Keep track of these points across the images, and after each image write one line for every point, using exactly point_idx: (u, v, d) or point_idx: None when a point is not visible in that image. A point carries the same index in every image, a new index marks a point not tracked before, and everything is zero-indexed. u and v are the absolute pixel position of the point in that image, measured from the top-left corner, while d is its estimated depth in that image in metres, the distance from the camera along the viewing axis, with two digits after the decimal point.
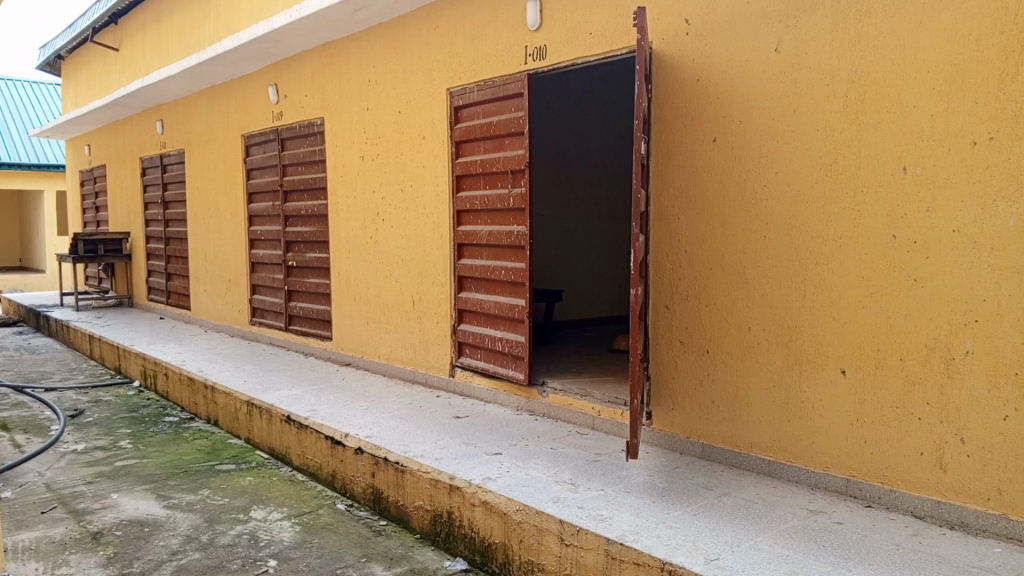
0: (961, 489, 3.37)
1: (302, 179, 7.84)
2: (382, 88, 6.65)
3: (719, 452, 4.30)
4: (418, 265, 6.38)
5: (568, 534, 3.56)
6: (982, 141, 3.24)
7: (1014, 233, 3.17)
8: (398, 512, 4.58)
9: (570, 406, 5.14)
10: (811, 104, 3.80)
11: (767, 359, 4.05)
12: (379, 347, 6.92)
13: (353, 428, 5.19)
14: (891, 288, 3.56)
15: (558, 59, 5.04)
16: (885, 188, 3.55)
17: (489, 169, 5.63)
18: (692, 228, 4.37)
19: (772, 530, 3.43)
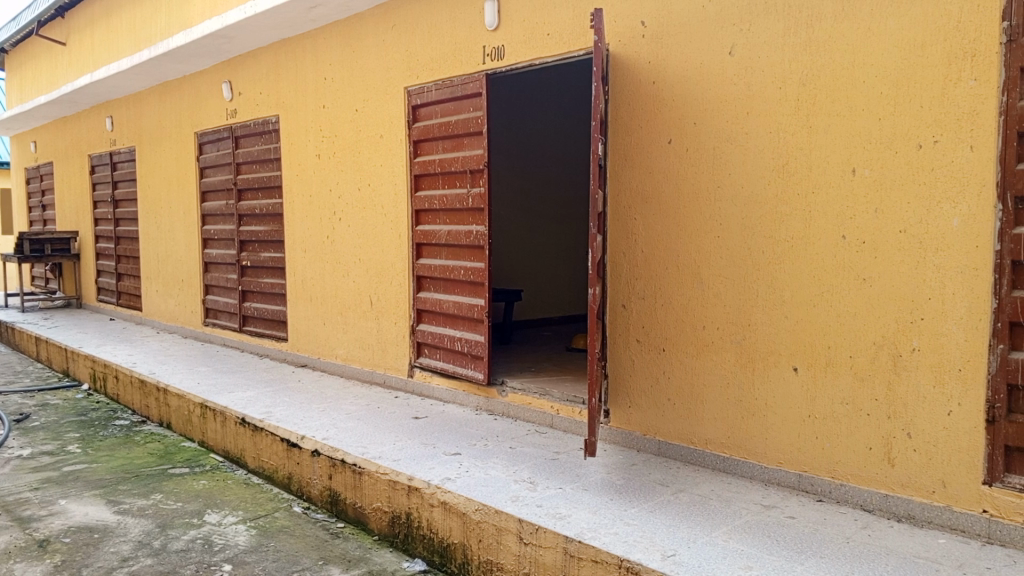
0: (908, 482, 3.47)
1: (256, 177, 7.74)
2: (339, 86, 6.59)
3: (675, 449, 4.35)
4: (375, 265, 6.34)
5: (526, 533, 3.57)
6: (927, 143, 3.34)
7: (957, 233, 3.28)
8: (355, 514, 4.54)
9: (529, 405, 5.16)
10: (764, 106, 3.88)
11: (722, 357, 4.12)
12: (336, 348, 6.85)
13: (309, 430, 5.13)
14: (841, 287, 3.64)
15: (517, 59, 5.05)
16: (835, 189, 3.64)
17: (448, 168, 5.62)
18: (649, 228, 4.42)
19: (727, 525, 3.48)
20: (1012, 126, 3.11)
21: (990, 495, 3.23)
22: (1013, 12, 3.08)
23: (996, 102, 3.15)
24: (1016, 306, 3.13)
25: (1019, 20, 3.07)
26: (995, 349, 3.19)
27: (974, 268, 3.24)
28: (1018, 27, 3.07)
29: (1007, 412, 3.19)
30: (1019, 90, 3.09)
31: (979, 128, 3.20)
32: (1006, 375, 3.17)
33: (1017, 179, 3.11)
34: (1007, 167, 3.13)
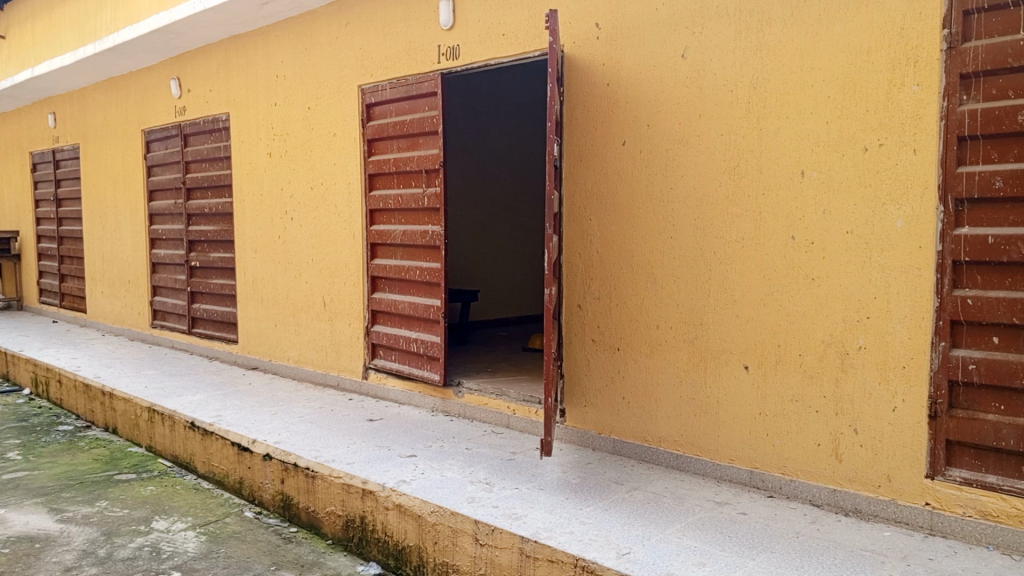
0: (855, 477, 3.55)
1: (206, 176, 7.58)
2: (291, 84, 6.49)
3: (630, 447, 4.38)
4: (329, 265, 6.26)
5: (482, 534, 3.56)
6: (872, 146, 3.43)
7: (901, 234, 3.37)
8: (308, 518, 4.47)
9: (485, 406, 5.15)
10: (715, 109, 3.93)
11: (675, 356, 4.16)
12: (289, 350, 6.75)
13: (261, 433, 5.04)
14: (791, 287, 3.72)
15: (472, 59, 5.04)
16: (786, 190, 3.71)
17: (403, 168, 5.57)
18: (604, 229, 4.45)
19: (681, 522, 3.52)
20: (953, 130, 3.20)
21: (932, 488, 3.33)
22: (954, 20, 3.18)
23: (938, 107, 3.24)
24: (956, 305, 3.24)
25: (959, 28, 3.17)
26: (937, 346, 3.29)
27: (917, 268, 3.33)
28: (958, 34, 3.17)
29: (949, 408, 3.29)
30: (959, 95, 3.19)
31: (922, 132, 3.29)
32: (947, 371, 3.27)
33: (958, 182, 3.21)
34: (948, 170, 3.23)
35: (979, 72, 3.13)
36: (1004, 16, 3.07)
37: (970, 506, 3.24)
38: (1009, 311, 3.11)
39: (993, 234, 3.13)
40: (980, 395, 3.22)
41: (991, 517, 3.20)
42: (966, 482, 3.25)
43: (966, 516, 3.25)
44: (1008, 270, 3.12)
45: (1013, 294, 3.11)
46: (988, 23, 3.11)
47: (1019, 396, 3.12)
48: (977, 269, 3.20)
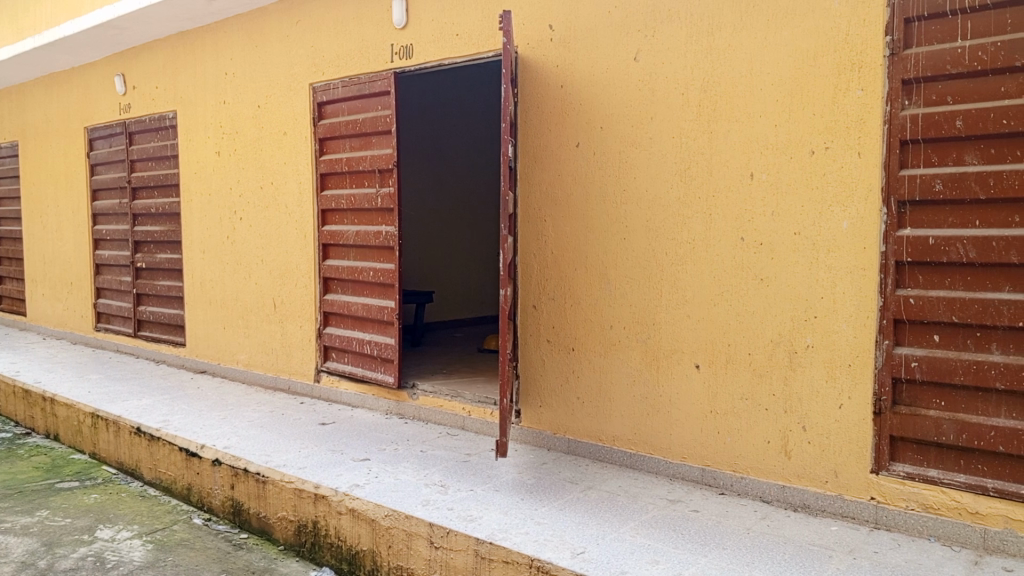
0: (803, 473, 3.62)
1: (152, 175, 7.39)
2: (240, 82, 6.37)
3: (584, 447, 4.40)
4: (279, 266, 6.16)
5: (437, 536, 3.54)
6: (819, 150, 3.50)
7: (846, 236, 3.45)
8: (259, 524, 4.39)
9: (440, 408, 5.12)
10: (667, 111, 3.98)
11: (628, 356, 4.20)
12: (238, 353, 6.62)
13: (210, 438, 4.94)
14: (741, 287, 3.78)
15: (425, 59, 5.01)
16: (735, 192, 3.77)
17: (356, 168, 5.51)
18: (558, 229, 4.46)
19: (635, 521, 3.55)
20: (896, 134, 3.29)
21: (877, 483, 3.42)
22: (895, 27, 3.27)
23: (881, 111, 3.33)
24: (899, 304, 3.33)
25: (900, 35, 3.26)
26: (881, 345, 3.38)
27: (862, 268, 3.41)
28: (899, 41, 3.26)
29: (893, 404, 3.37)
30: (901, 100, 3.29)
31: (866, 135, 3.37)
32: (891, 369, 3.36)
33: (900, 185, 3.29)
34: (891, 173, 3.32)
35: (919, 78, 3.23)
36: (943, 24, 3.17)
37: (913, 500, 3.33)
38: (949, 310, 3.21)
39: (934, 235, 3.23)
40: (922, 392, 3.31)
41: (932, 510, 3.29)
42: (909, 477, 3.35)
43: (909, 509, 3.34)
44: (947, 270, 3.22)
45: (953, 293, 3.21)
46: (928, 31, 3.21)
47: (958, 392, 3.22)
48: (918, 269, 3.29)
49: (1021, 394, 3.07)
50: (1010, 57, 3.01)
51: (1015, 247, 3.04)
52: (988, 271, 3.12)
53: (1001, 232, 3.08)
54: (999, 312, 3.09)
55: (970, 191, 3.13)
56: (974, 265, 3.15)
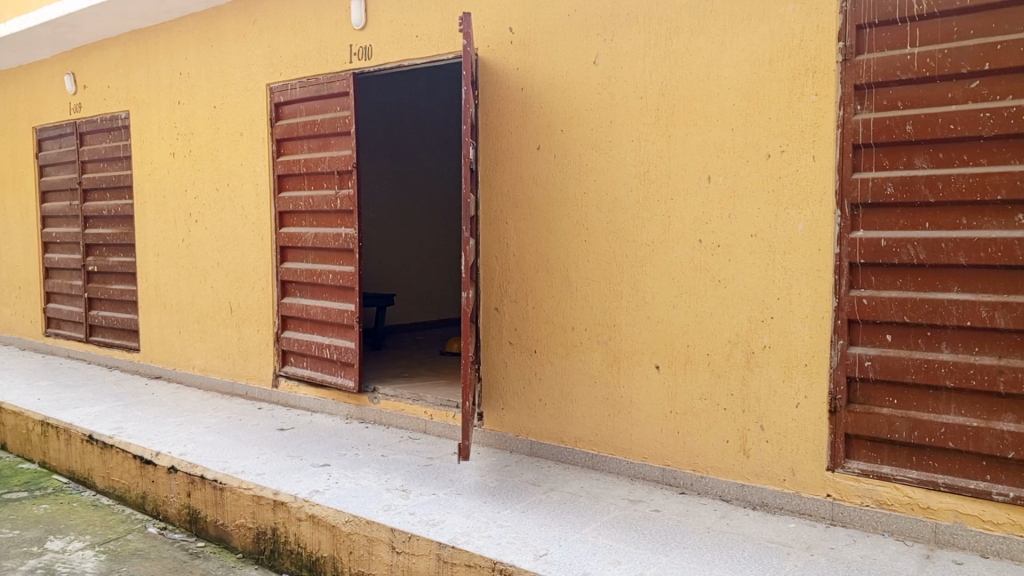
0: (761, 471, 3.68)
1: (104, 176, 7.22)
2: (195, 82, 6.25)
3: (547, 448, 4.41)
4: (236, 269, 6.06)
5: (398, 542, 3.51)
6: (775, 153, 3.56)
7: (801, 237, 3.51)
8: (217, 532, 4.31)
9: (401, 411, 5.09)
10: (626, 115, 4.01)
11: (589, 358, 4.21)
12: (194, 358, 6.49)
13: (166, 445, 4.83)
14: (700, 289, 3.82)
15: (384, 60, 4.98)
16: (693, 195, 3.81)
17: (314, 169, 5.45)
18: (519, 232, 4.46)
19: (597, 521, 3.56)
20: (849, 138, 3.36)
21: (833, 480, 3.48)
22: (847, 33, 3.34)
23: (834, 116, 3.40)
24: (853, 304, 3.40)
25: (852, 41, 3.33)
26: (836, 344, 3.44)
27: (817, 269, 3.48)
28: (852, 47, 3.33)
29: (847, 403, 3.44)
30: (854, 105, 3.36)
31: (820, 140, 3.44)
32: (845, 368, 3.42)
33: (853, 188, 3.36)
34: (845, 177, 3.39)
35: (871, 84, 3.30)
36: (892, 32, 3.25)
37: (867, 496, 3.40)
38: (901, 310, 3.28)
39: (886, 237, 3.30)
40: (876, 390, 3.39)
41: (886, 505, 3.37)
42: (863, 473, 3.42)
43: (863, 505, 3.41)
44: (899, 271, 3.30)
45: (904, 294, 3.28)
46: (879, 38, 3.28)
47: (909, 390, 3.30)
48: (871, 270, 3.37)
49: (969, 392, 3.15)
50: (956, 64, 3.10)
51: (963, 248, 3.12)
52: (938, 271, 3.21)
53: (949, 233, 3.16)
54: (948, 312, 3.17)
55: (919, 194, 3.21)
56: (924, 266, 3.23)
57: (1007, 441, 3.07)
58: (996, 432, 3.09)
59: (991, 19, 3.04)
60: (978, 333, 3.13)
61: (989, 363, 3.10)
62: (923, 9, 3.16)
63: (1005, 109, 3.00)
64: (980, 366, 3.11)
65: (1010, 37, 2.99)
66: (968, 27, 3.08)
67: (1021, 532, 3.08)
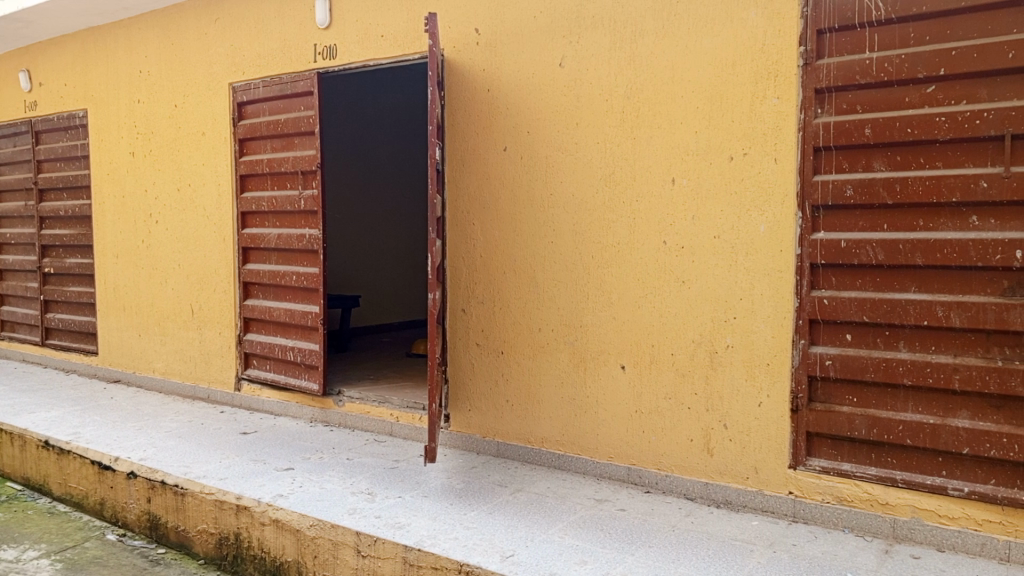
0: (725, 469, 3.72)
1: (60, 176, 7.05)
2: (156, 80, 6.14)
3: (513, 449, 4.41)
4: (197, 271, 5.96)
5: (364, 545, 3.48)
6: (737, 156, 3.60)
7: (763, 239, 3.56)
8: (178, 538, 4.23)
9: (367, 414, 5.04)
10: (592, 117, 4.03)
11: (556, 358, 4.22)
12: (155, 362, 6.37)
13: (125, 451, 4.73)
14: (664, 289, 3.85)
15: (349, 60, 4.94)
16: (657, 197, 3.84)
17: (277, 169, 5.38)
18: (486, 232, 4.46)
19: (563, 521, 3.57)
20: (810, 141, 3.42)
21: (795, 477, 3.54)
22: (808, 38, 3.40)
23: (795, 119, 3.45)
24: (814, 305, 3.45)
25: (813, 46, 3.39)
26: (798, 344, 3.50)
27: (779, 270, 3.53)
28: (812, 52, 3.39)
29: (809, 401, 3.50)
30: (814, 108, 3.41)
31: (781, 143, 3.49)
32: (807, 367, 3.48)
33: (814, 190, 3.42)
34: (806, 179, 3.44)
35: (831, 88, 3.36)
36: (852, 37, 3.31)
37: (828, 493, 3.46)
38: (861, 310, 3.34)
39: (846, 238, 3.36)
40: (836, 388, 3.45)
41: (846, 502, 3.42)
42: (824, 471, 3.47)
43: (824, 502, 3.47)
44: (858, 271, 3.36)
45: (864, 294, 3.34)
46: (838, 43, 3.34)
47: (869, 388, 3.36)
48: (831, 271, 3.42)
49: (926, 389, 3.22)
50: (913, 69, 3.16)
51: (920, 249, 3.19)
52: (895, 272, 3.27)
53: (906, 234, 3.23)
54: (906, 312, 3.23)
55: (878, 196, 3.27)
56: (883, 266, 3.29)
57: (961, 438, 3.14)
58: (952, 429, 3.16)
59: (946, 25, 3.11)
60: (935, 332, 3.20)
61: (945, 361, 3.17)
62: (881, 15, 3.22)
63: (960, 112, 3.08)
64: (936, 364, 3.18)
65: (965, 43, 3.06)
66: (924, 33, 3.15)
67: (975, 526, 3.15)
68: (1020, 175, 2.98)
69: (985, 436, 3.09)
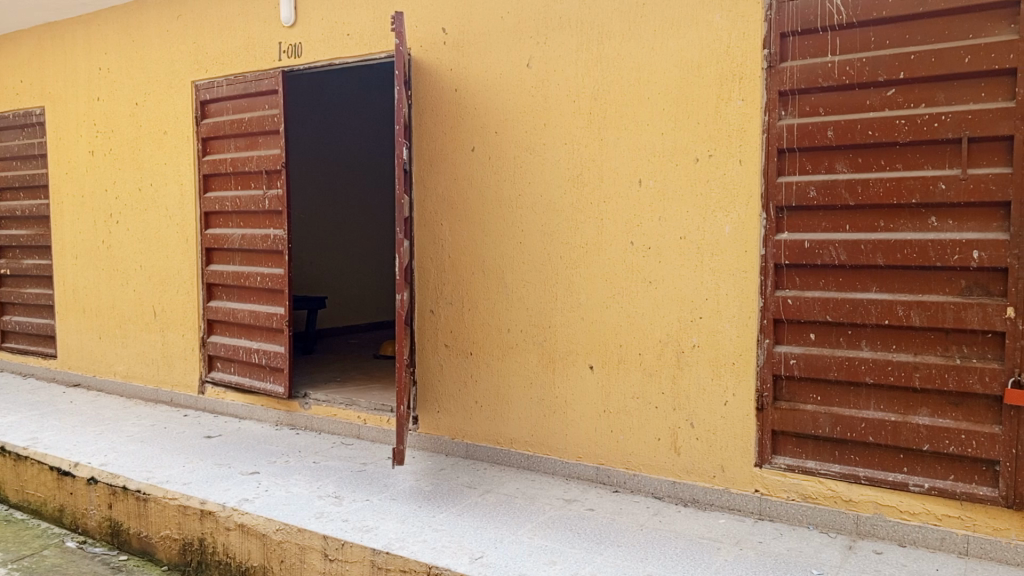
0: (692, 468, 3.75)
1: (17, 175, 6.88)
2: (116, 77, 6.02)
3: (482, 451, 4.40)
4: (160, 272, 5.85)
5: (331, 549, 3.44)
6: (703, 157, 3.63)
7: (728, 240, 3.59)
8: (140, 545, 4.15)
9: (333, 417, 5.00)
10: (559, 118, 4.03)
11: (525, 358, 4.22)
12: (115, 365, 6.24)
13: (85, 456, 4.63)
14: (631, 289, 3.87)
15: (315, 59, 4.89)
16: (625, 198, 3.86)
17: (241, 169, 5.31)
18: (454, 233, 4.44)
19: (532, 522, 3.57)
20: (774, 143, 3.46)
21: (760, 475, 3.58)
22: (772, 41, 3.44)
23: (760, 121, 3.49)
24: (778, 305, 3.49)
25: (777, 49, 3.43)
26: (763, 343, 3.54)
27: (744, 271, 3.57)
28: (776, 55, 3.43)
29: (773, 400, 3.54)
30: (778, 111, 3.46)
31: (746, 145, 3.53)
32: (771, 366, 3.52)
33: (778, 191, 3.46)
34: (770, 180, 3.48)
35: (794, 90, 3.41)
36: (815, 40, 3.36)
37: (793, 490, 3.51)
38: (824, 310, 3.39)
39: (809, 239, 3.41)
40: (800, 387, 3.49)
41: (811, 499, 3.47)
42: (789, 468, 3.52)
43: (790, 500, 3.52)
44: (821, 271, 3.41)
45: (827, 293, 3.39)
46: (802, 46, 3.39)
47: (832, 386, 3.41)
48: (795, 271, 3.47)
49: (887, 388, 3.28)
50: (874, 72, 3.22)
51: (881, 249, 3.24)
52: (858, 272, 3.32)
53: (868, 235, 3.28)
54: (868, 311, 3.29)
55: (841, 197, 3.32)
56: (845, 266, 3.35)
57: (922, 434, 3.20)
58: (913, 426, 3.22)
59: (905, 30, 3.16)
60: (895, 331, 3.26)
61: (906, 360, 3.23)
62: (843, 19, 3.27)
63: (919, 115, 3.13)
64: (897, 363, 3.24)
65: (923, 48, 3.12)
66: (884, 37, 3.21)
67: (935, 521, 3.22)
68: (976, 177, 3.05)
69: (945, 433, 3.16)
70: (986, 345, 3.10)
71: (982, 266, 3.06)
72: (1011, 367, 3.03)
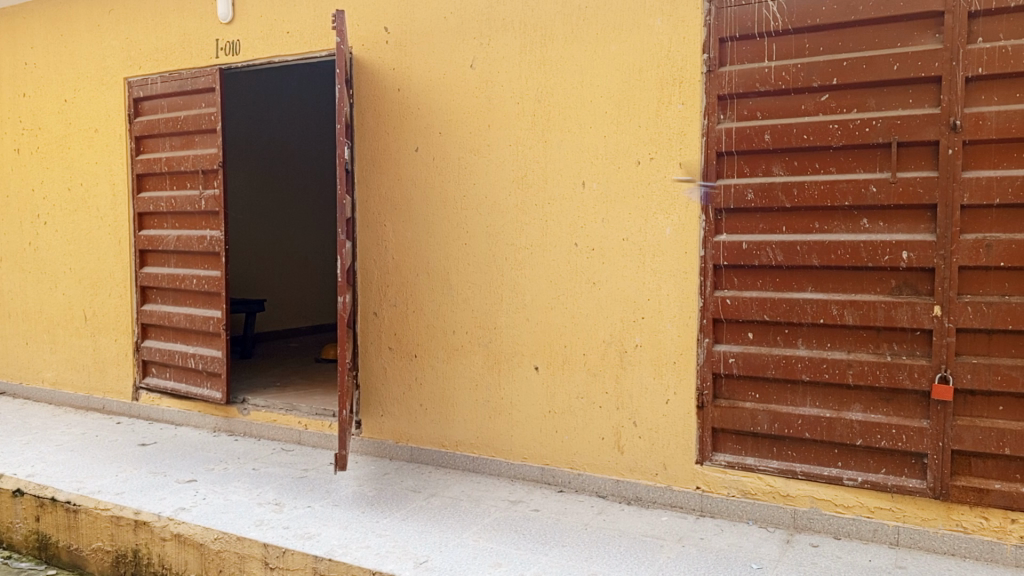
0: (635, 466, 3.79)
1: None
2: (43, 73, 5.79)
3: (426, 454, 4.36)
4: (90, 275, 5.65)
5: (272, 557, 3.37)
6: (644, 160, 3.68)
7: (669, 241, 3.65)
8: (70, 558, 3.99)
9: (273, 422, 4.90)
10: (504, 119, 4.03)
11: (469, 360, 4.21)
12: (44, 371, 6.00)
13: (10, 468, 4.43)
14: (575, 290, 3.89)
15: (253, 56, 4.79)
16: (568, 199, 3.88)
17: (176, 168, 5.16)
18: (397, 234, 4.40)
19: (477, 525, 3.56)
20: (713, 147, 3.52)
21: (702, 472, 3.64)
22: (711, 46, 3.50)
23: (699, 125, 3.55)
24: (718, 304, 3.56)
25: (716, 53, 3.50)
26: (703, 343, 3.60)
27: (684, 272, 3.62)
28: (715, 59, 3.50)
29: (714, 398, 3.61)
30: (717, 114, 3.53)
31: (686, 148, 3.59)
32: (711, 365, 3.58)
33: (717, 194, 3.53)
34: (709, 183, 3.55)
35: (733, 94, 3.48)
36: (752, 46, 3.44)
37: (733, 486, 3.58)
38: (762, 309, 3.46)
39: (747, 240, 3.48)
40: (739, 385, 3.56)
41: (750, 495, 3.55)
42: (729, 465, 3.59)
43: (730, 496, 3.58)
44: (759, 272, 3.48)
45: (764, 293, 3.47)
46: (739, 51, 3.46)
47: (770, 384, 3.49)
48: (734, 272, 3.54)
49: (823, 385, 3.37)
50: (808, 78, 3.30)
51: (816, 251, 3.33)
52: (794, 272, 3.41)
53: (803, 236, 3.36)
54: (804, 311, 3.37)
55: (777, 199, 3.40)
56: (782, 267, 3.42)
57: (855, 430, 3.30)
58: (847, 422, 3.32)
59: (838, 37, 3.26)
60: (830, 330, 3.35)
61: (840, 357, 3.32)
62: (779, 26, 3.36)
63: (851, 121, 3.23)
64: (832, 360, 3.33)
65: (855, 54, 3.22)
66: (818, 44, 3.30)
67: (868, 513, 3.32)
68: (905, 181, 3.16)
69: (877, 428, 3.26)
70: (916, 343, 3.21)
71: (911, 266, 3.17)
72: (939, 363, 3.14)
